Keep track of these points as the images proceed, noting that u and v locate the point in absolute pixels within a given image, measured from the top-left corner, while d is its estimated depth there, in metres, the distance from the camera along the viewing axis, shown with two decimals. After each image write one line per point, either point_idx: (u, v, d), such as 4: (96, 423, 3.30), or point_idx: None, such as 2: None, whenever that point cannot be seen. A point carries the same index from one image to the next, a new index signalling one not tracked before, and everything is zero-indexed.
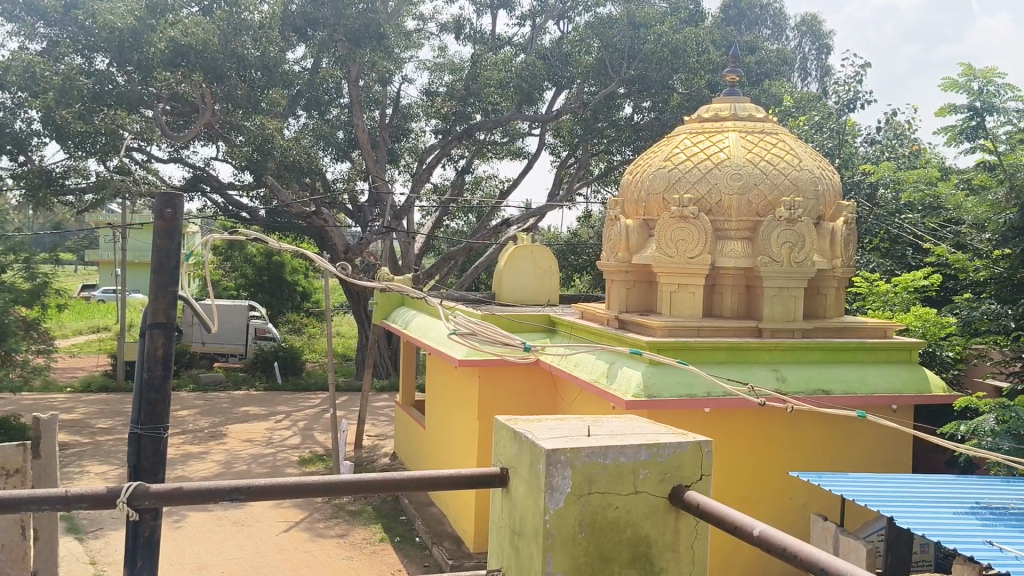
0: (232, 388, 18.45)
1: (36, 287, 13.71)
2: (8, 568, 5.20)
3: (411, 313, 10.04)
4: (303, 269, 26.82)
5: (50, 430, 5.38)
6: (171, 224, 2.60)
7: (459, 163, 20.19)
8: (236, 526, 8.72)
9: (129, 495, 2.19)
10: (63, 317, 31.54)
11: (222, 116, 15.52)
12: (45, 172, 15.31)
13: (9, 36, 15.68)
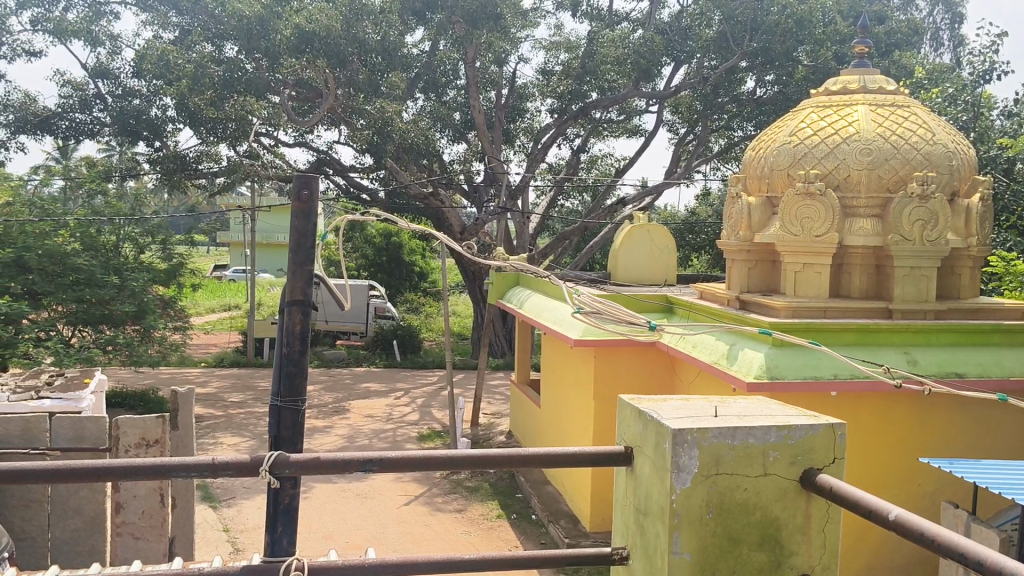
0: (354, 365, 19.03)
1: (172, 267, 14.47)
2: (148, 533, 5.54)
3: (527, 292, 10.09)
4: (421, 250, 27.35)
5: (187, 403, 5.66)
6: (308, 205, 2.69)
7: (574, 143, 20.14)
8: (359, 498, 9.01)
9: (271, 464, 2.27)
10: (198, 296, 33.20)
11: (345, 100, 15.96)
12: (180, 157, 16.06)
13: (145, 26, 16.51)
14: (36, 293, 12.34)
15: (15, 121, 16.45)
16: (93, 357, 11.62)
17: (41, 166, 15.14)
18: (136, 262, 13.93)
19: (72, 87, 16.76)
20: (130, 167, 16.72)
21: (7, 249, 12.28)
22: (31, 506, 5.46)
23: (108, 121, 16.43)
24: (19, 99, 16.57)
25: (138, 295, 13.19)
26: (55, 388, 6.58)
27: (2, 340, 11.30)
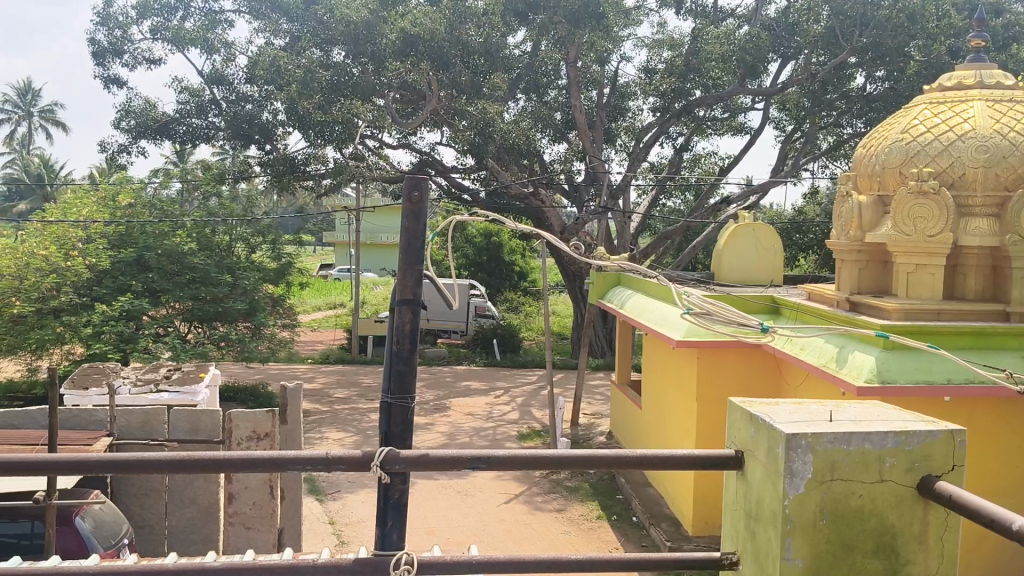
0: (455, 364, 19.29)
1: (281, 267, 14.93)
2: (259, 524, 5.75)
3: (628, 293, 10.03)
4: (521, 249, 27.49)
5: (295, 398, 5.78)
6: (417, 206, 2.72)
7: (677, 142, 20.02)
8: (460, 495, 9.13)
9: (382, 459, 2.22)
10: (306, 294, 34.22)
11: (448, 101, 16.22)
12: (289, 160, 16.53)
13: (258, 33, 17.07)
14: (156, 290, 12.92)
15: (136, 127, 17.20)
16: (207, 352, 12.08)
17: (160, 169, 15.82)
18: (247, 261, 14.43)
19: (189, 94, 17.46)
20: (243, 169, 17.33)
21: (129, 248, 12.94)
22: (150, 495, 5.90)
23: (222, 126, 17.06)
24: (140, 106, 17.33)
25: (250, 293, 13.67)
26: (173, 381, 6.86)
27: (124, 335, 11.90)
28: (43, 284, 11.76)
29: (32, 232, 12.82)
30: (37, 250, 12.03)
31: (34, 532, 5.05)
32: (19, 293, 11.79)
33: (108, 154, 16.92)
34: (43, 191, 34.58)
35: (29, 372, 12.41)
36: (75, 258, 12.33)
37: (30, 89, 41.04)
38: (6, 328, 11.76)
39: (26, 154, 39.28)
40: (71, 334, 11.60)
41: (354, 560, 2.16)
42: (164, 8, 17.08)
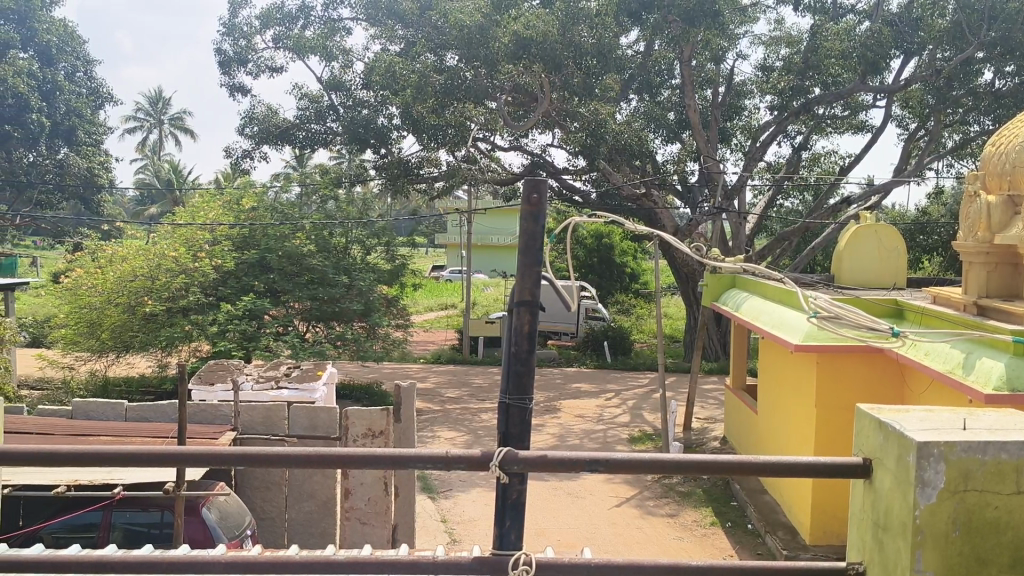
0: (565, 366, 19.30)
1: (395, 268, 15.20)
2: (374, 520, 5.94)
3: (744, 296, 9.76)
4: (632, 250, 27.33)
5: (409, 397, 5.84)
6: (537, 208, 2.54)
7: (795, 140, 19.57)
8: (571, 497, 9.14)
9: (500, 459, 2.11)
10: (418, 295, 34.94)
11: (560, 103, 16.20)
12: (403, 163, 16.88)
13: (375, 40, 17.49)
14: (277, 291, 13.40)
15: (260, 133, 17.93)
16: (324, 351, 12.42)
17: (282, 173, 16.38)
18: (363, 263, 14.77)
19: (309, 100, 18.04)
20: (359, 172, 17.79)
21: (253, 251, 13.53)
22: (272, 488, 6.17)
23: (340, 131, 17.54)
24: (264, 112, 18.00)
25: (365, 294, 13.96)
26: (293, 378, 7.10)
27: (247, 333, 12.34)
28: (173, 283, 12.44)
29: (163, 236, 13.59)
30: (169, 252, 12.67)
31: (163, 522, 5.25)
32: (151, 293, 12.40)
33: (233, 159, 17.64)
34: (173, 195, 36.48)
35: (160, 368, 13.03)
36: (202, 259, 12.95)
37: (161, 97, 43.16)
38: (138, 326, 12.39)
39: (159, 160, 41.47)
40: (198, 333, 12.17)
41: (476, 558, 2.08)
42: (286, 17, 17.70)
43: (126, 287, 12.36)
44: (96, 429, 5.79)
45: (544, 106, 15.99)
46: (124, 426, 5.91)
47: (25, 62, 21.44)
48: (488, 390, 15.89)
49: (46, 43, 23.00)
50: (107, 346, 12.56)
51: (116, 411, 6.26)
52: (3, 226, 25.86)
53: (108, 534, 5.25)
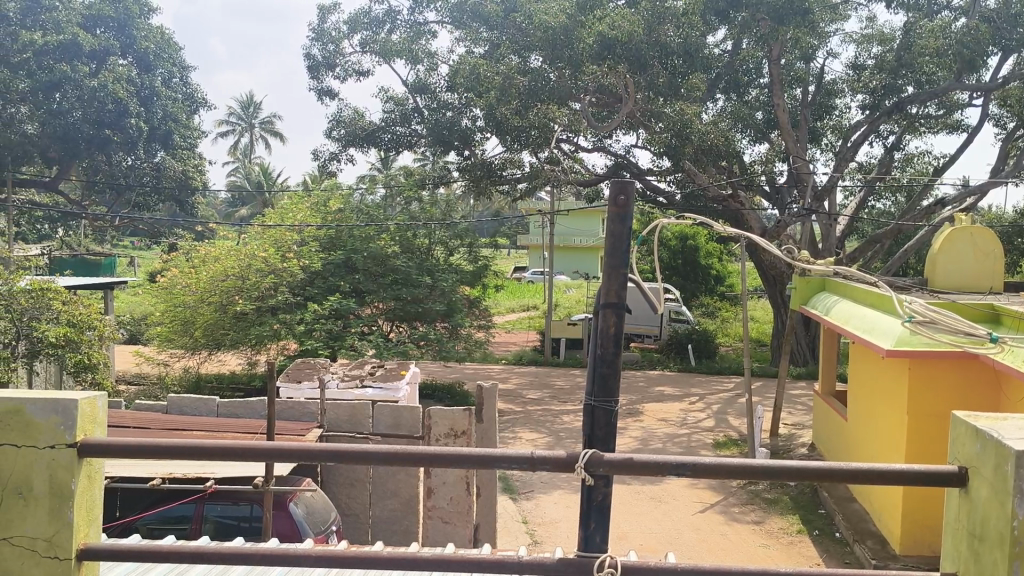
0: (648, 370, 19.13)
1: (478, 269, 15.27)
2: (456, 519, 5.99)
3: (834, 300, 9.51)
4: (718, 252, 26.91)
5: (491, 397, 5.87)
6: (623, 210, 2.41)
7: (888, 140, 19.04)
8: (653, 502, 9.06)
9: (586, 460, 2.03)
10: (500, 296, 35.09)
11: (644, 104, 16.03)
12: (487, 164, 16.99)
13: (459, 43, 17.68)
14: (362, 291, 13.61)
15: (346, 136, 18.25)
16: (408, 350, 12.52)
17: (367, 174, 16.72)
18: (446, 264, 14.86)
19: (395, 103, 18.29)
20: (443, 174, 17.94)
21: (338, 252, 13.79)
22: (356, 485, 6.26)
23: (425, 133, 17.73)
24: (350, 116, 18.31)
25: (448, 294, 14.04)
26: (377, 377, 7.18)
27: (333, 332, 12.59)
28: (262, 283, 12.76)
29: (253, 236, 13.98)
30: (258, 252, 13.02)
31: (252, 516, 5.38)
32: (241, 293, 12.75)
33: (321, 161, 18.01)
34: (263, 197, 37.53)
35: (250, 366, 13.38)
36: (291, 260, 13.28)
37: (252, 102, 44.33)
38: (229, 324, 12.75)
39: (250, 163, 42.62)
40: (286, 331, 12.46)
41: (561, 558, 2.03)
42: (373, 22, 18.00)
43: (217, 287, 12.72)
44: (188, 424, 5.98)
45: (628, 106, 15.83)
46: (216, 421, 6.08)
47: (125, 69, 22.26)
48: (569, 392, 15.85)
49: (145, 50, 23.77)
50: (200, 344, 12.95)
51: (208, 406, 6.44)
52: (105, 228, 26.96)
53: (201, 526, 5.41)
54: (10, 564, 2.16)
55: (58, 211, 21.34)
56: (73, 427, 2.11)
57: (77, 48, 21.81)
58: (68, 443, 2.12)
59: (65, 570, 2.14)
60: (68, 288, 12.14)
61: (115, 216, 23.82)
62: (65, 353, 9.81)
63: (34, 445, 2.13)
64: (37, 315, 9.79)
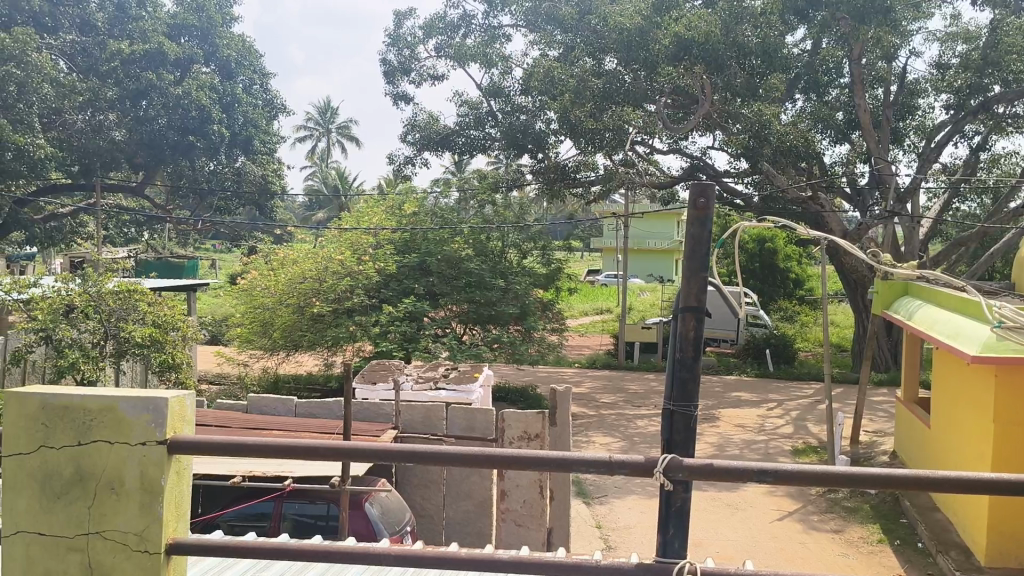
0: (723, 374, 18.87)
1: (551, 272, 15.25)
2: (530, 522, 5.99)
3: (917, 304, 9.25)
4: (797, 255, 26.39)
5: (565, 401, 5.86)
6: (704, 214, 2.29)
7: (974, 141, 18.45)
8: (730, 509, 8.92)
9: (665, 466, 1.98)
10: (573, 298, 35.03)
11: (721, 105, 15.75)
12: (561, 168, 16.99)
13: (533, 46, 17.77)
14: (436, 294, 13.72)
15: (421, 140, 18.50)
16: (481, 353, 12.53)
17: (441, 177, 16.92)
18: (519, 267, 14.87)
19: (469, 106, 18.43)
20: (516, 177, 17.97)
21: (413, 254, 13.95)
22: (431, 486, 6.31)
23: (499, 136, 17.81)
24: (425, 120, 18.56)
25: (521, 297, 14.02)
26: (451, 379, 7.23)
27: (407, 335, 12.72)
28: (339, 285, 12.99)
29: (330, 240, 14.26)
30: (334, 254, 13.27)
31: (329, 515, 5.45)
32: (319, 295, 12.99)
33: (396, 165, 18.25)
34: (339, 200, 38.19)
35: (327, 366, 13.60)
36: (366, 263, 13.49)
37: (329, 107, 45.18)
38: (307, 326, 12.97)
39: (326, 168, 43.43)
40: (361, 333, 12.65)
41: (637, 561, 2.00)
42: (448, 27, 18.18)
43: (296, 289, 13.02)
44: (267, 423, 6.11)
45: (704, 107, 15.64)
46: (294, 421, 6.20)
47: (208, 77, 22.88)
48: (643, 396, 15.73)
49: (227, 58, 24.39)
50: (278, 345, 13.22)
51: (286, 406, 6.58)
52: (189, 231, 27.77)
53: (279, 524, 5.51)
54: (102, 557, 2.20)
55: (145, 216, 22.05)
56: (164, 424, 2.17)
57: (162, 57, 22.54)
58: (158, 439, 2.17)
59: (156, 564, 2.18)
60: (154, 290, 12.53)
61: (198, 221, 24.49)
62: (150, 353, 10.11)
63: (125, 441, 2.18)
64: (124, 316, 10.12)
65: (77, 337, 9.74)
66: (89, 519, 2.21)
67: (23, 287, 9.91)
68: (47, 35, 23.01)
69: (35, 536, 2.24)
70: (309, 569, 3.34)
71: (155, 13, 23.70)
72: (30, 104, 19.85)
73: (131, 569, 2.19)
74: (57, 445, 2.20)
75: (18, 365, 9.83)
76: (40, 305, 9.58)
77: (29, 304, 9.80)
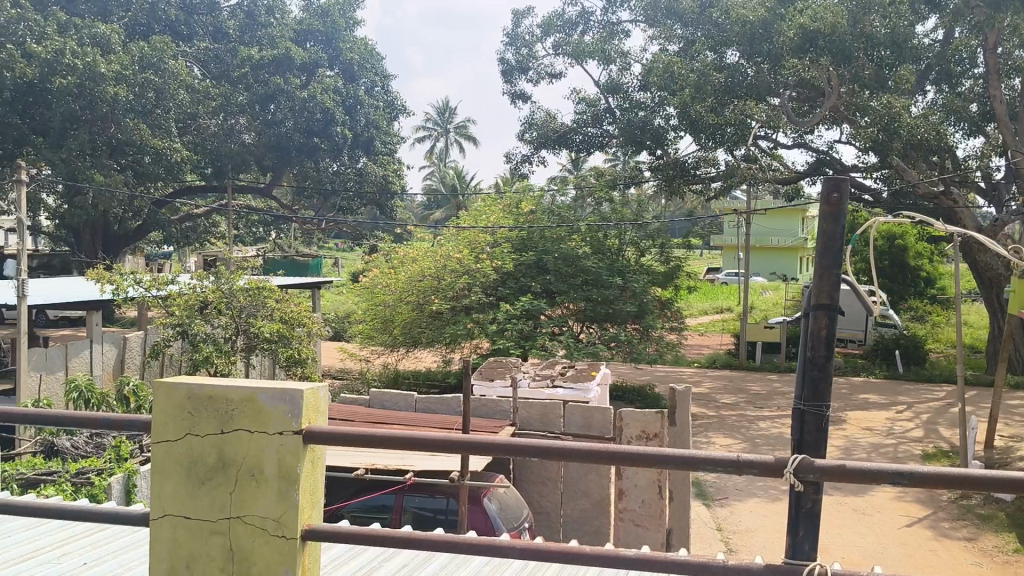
0: (849, 376, 18.24)
1: (669, 270, 15.05)
2: (648, 522, 5.93)
3: None
4: (929, 252, 25.25)
5: (684, 400, 5.78)
6: (837, 209, 2.00)
7: None
8: (856, 513, 8.63)
9: (796, 466, 1.85)
10: (692, 297, 34.53)
11: (848, 97, 15.14)
12: (680, 163, 16.75)
13: (652, 41, 17.64)
14: (553, 292, 13.76)
15: (538, 138, 18.68)
16: (598, 351, 12.47)
17: (559, 176, 16.91)
18: (637, 265, 14.74)
19: (587, 104, 18.41)
20: (634, 175, 17.80)
21: (531, 252, 14.04)
22: (547, 483, 6.38)
23: (617, 133, 17.73)
24: (542, 118, 18.73)
25: (639, 296, 13.89)
26: (568, 377, 7.24)
27: (525, 332, 12.79)
28: (457, 284, 13.24)
29: (449, 238, 14.51)
30: (453, 253, 13.43)
31: (448, 509, 5.53)
32: (437, 292, 13.27)
33: (514, 164, 18.38)
34: (457, 199, 38.78)
35: (446, 363, 13.79)
36: (484, 260, 13.68)
37: (447, 108, 46.03)
38: (425, 323, 13.26)
39: (443, 168, 44.16)
40: (479, 331, 12.88)
41: (764, 561, 1.90)
42: (566, 24, 18.23)
43: (415, 287, 13.31)
44: (388, 417, 6.26)
45: (831, 100, 15.07)
46: (414, 416, 6.32)
47: (332, 81, 23.52)
48: (765, 397, 15.36)
49: (350, 61, 25.04)
50: (398, 341, 13.52)
51: (407, 402, 6.71)
52: (313, 230, 28.70)
53: (400, 516, 5.61)
54: (242, 542, 2.18)
55: (272, 216, 22.95)
56: (300, 414, 2.12)
57: (290, 61, 23.41)
58: (295, 429, 2.12)
59: (293, 550, 2.13)
60: (282, 287, 13.03)
61: (322, 220, 25.25)
62: (277, 348, 10.53)
63: (264, 430, 2.14)
64: (254, 312, 10.54)
65: (210, 332, 10.20)
66: (230, 504, 2.18)
67: (162, 284, 10.48)
68: (182, 43, 24.27)
69: (180, 519, 2.22)
70: (430, 561, 3.35)
71: (283, 20, 24.75)
72: (166, 109, 21.23)
73: (268, 553, 2.15)
74: (202, 432, 2.19)
75: (159, 358, 10.40)
76: (177, 300, 10.11)
77: (167, 299, 10.35)
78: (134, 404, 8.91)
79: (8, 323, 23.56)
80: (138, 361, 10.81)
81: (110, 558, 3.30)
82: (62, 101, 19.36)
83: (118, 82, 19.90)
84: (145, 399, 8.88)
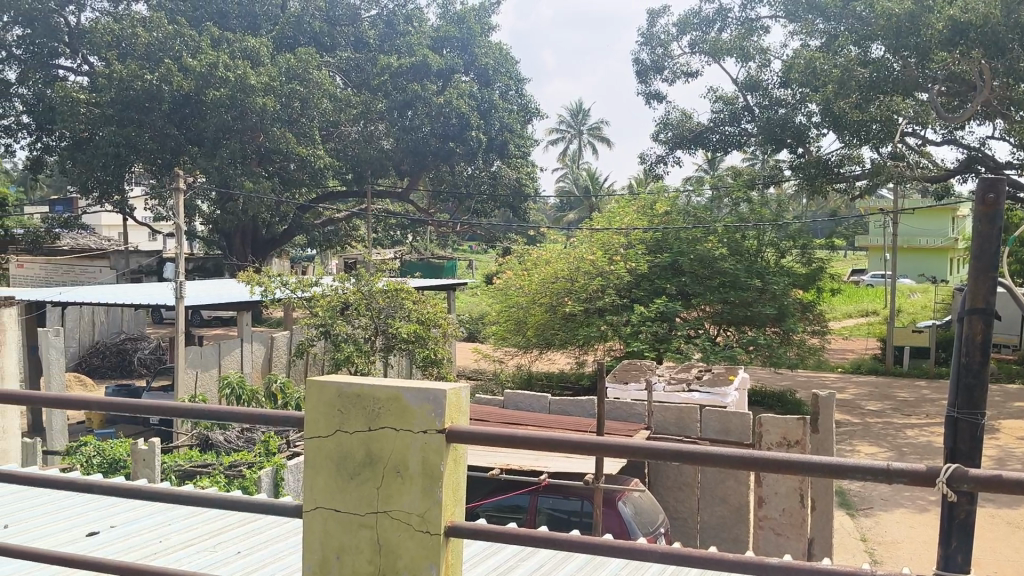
0: (1005, 383, 17.23)
1: (812, 272, 14.57)
2: (789, 531, 5.79)
3: None
4: None
5: (828, 406, 5.61)
6: (991, 212, 1.74)
7: None
8: (1011, 527, 8.11)
9: (951, 475, 1.59)
10: (833, 299, 33.34)
11: (1003, 91, 14.36)
12: (823, 162, 16.25)
13: (793, 37, 17.20)
14: (688, 294, 13.54)
15: (674, 138, 18.50)
16: (735, 355, 12.23)
17: (696, 177, 16.68)
18: (777, 267, 14.33)
19: (724, 102, 18.11)
20: (773, 174, 17.42)
21: (665, 254, 13.87)
22: (685, 488, 6.43)
23: (756, 132, 17.41)
24: (678, 118, 18.53)
25: (778, 298, 13.53)
26: (704, 382, 7.14)
27: (659, 335, 12.66)
28: (591, 285, 13.22)
29: (584, 240, 14.53)
30: (586, 255, 13.50)
31: (583, 511, 5.51)
32: (571, 294, 13.32)
33: (649, 164, 18.23)
34: (589, 201, 38.85)
35: (579, 365, 13.83)
36: (618, 262, 13.61)
37: (582, 110, 46.19)
38: (559, 324, 13.29)
39: (575, 169, 44.31)
40: (613, 332, 12.85)
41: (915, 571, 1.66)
42: (703, 22, 17.99)
43: (548, 288, 13.43)
44: (522, 418, 6.31)
45: (983, 94, 14.28)
46: (547, 418, 6.34)
47: (467, 86, 23.88)
48: (912, 404, 14.67)
49: (485, 66, 25.33)
50: (531, 343, 13.63)
51: (541, 403, 6.77)
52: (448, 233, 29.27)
53: (535, 517, 5.63)
54: (391, 537, 2.02)
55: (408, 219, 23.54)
56: (443, 413, 1.96)
57: (427, 68, 23.89)
58: (439, 427, 1.96)
59: (437, 546, 1.97)
60: (418, 288, 13.38)
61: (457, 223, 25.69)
62: (415, 348, 10.74)
63: (410, 428, 1.98)
64: (392, 313, 10.83)
65: (351, 332, 10.56)
66: (378, 499, 2.03)
67: (306, 286, 10.90)
68: (326, 53, 25.25)
69: (331, 511, 2.08)
70: (568, 560, 3.36)
71: (421, 28, 25.35)
72: (310, 118, 22.22)
73: (414, 549, 1.99)
74: (351, 427, 2.05)
75: (304, 357, 10.84)
76: (319, 302, 10.52)
77: (310, 300, 10.76)
78: (282, 400, 9.31)
79: (166, 322, 25.09)
80: (284, 360, 11.31)
81: (260, 549, 3.42)
82: (215, 112, 20.48)
83: (267, 93, 20.88)
84: (292, 395, 9.32)
